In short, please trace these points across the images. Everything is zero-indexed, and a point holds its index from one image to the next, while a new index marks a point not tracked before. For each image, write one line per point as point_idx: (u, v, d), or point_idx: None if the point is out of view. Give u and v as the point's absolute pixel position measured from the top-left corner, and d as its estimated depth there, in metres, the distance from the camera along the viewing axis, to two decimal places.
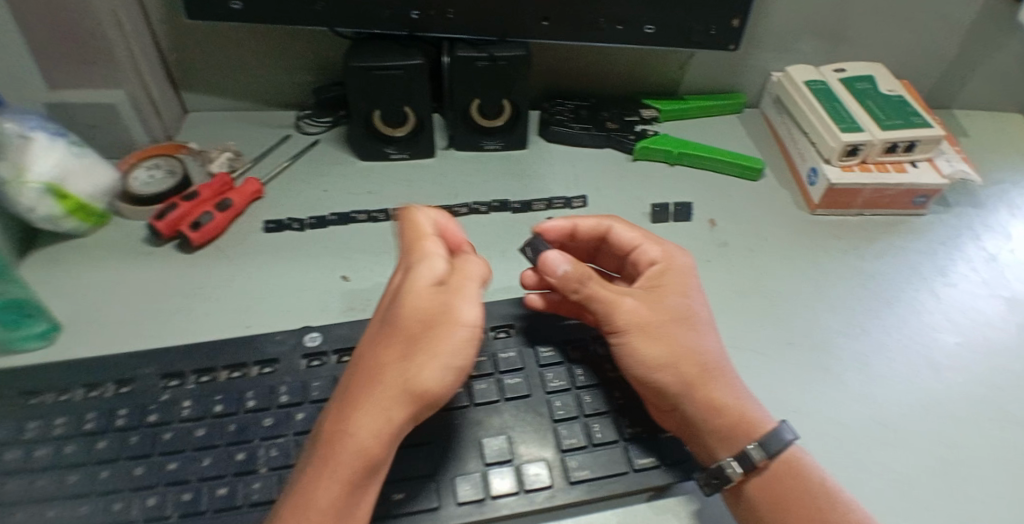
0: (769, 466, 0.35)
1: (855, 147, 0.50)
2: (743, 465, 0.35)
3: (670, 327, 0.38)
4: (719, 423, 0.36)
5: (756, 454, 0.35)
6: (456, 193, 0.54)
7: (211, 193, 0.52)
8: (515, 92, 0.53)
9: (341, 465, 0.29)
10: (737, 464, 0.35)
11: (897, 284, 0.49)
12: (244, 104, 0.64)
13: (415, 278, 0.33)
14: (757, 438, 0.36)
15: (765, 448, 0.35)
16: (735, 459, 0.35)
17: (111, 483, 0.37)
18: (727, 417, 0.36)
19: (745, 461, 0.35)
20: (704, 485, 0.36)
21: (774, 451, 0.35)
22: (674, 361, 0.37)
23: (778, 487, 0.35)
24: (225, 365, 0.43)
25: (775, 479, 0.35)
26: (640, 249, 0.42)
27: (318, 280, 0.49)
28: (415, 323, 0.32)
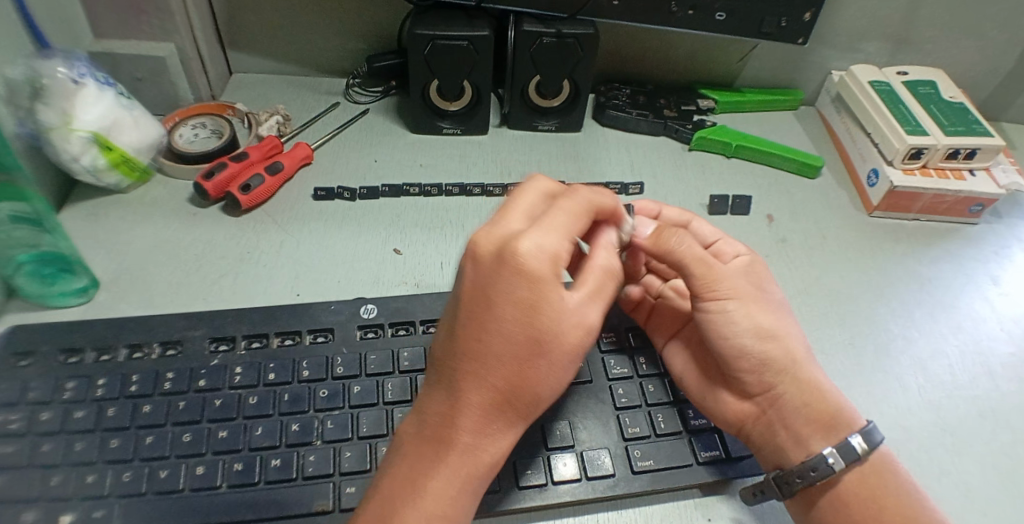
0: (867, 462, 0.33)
1: (919, 151, 0.49)
2: (846, 457, 0.33)
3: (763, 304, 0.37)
4: (811, 408, 0.35)
5: (861, 445, 0.33)
6: (509, 172, 0.53)
7: (260, 155, 0.51)
8: (578, 71, 0.52)
9: (469, 473, 0.31)
10: (839, 456, 0.33)
11: (952, 291, 0.49)
12: (289, 67, 0.62)
13: (539, 286, 0.30)
14: (859, 429, 0.34)
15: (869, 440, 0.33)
16: (837, 450, 0.33)
17: (156, 449, 0.35)
18: (817, 401, 0.35)
19: (848, 452, 0.33)
20: (795, 479, 0.33)
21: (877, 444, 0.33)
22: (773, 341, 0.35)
23: (878, 484, 0.33)
24: (278, 332, 0.41)
25: (870, 478, 0.33)
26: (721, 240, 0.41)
27: (371, 252, 0.47)
28: (541, 341, 0.30)
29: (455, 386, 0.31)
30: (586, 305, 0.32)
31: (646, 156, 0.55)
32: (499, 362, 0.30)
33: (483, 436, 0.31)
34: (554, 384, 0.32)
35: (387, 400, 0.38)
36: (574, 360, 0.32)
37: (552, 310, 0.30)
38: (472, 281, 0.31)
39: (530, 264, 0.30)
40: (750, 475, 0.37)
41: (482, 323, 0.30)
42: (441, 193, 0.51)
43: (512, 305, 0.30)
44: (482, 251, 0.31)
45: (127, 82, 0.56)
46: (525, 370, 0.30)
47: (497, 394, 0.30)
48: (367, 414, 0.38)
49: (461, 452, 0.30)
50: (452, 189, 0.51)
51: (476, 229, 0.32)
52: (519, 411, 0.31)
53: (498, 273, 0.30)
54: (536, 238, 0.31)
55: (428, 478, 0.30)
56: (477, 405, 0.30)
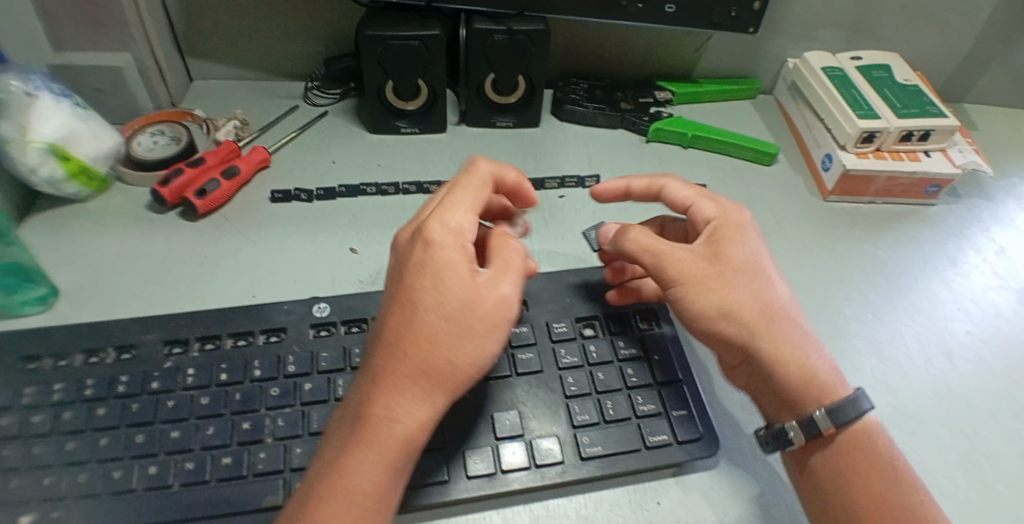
0: (841, 437, 0.34)
1: (871, 134, 0.50)
2: (805, 431, 0.34)
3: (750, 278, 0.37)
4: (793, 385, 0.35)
5: (822, 422, 0.34)
6: (468, 168, 0.54)
7: (217, 160, 0.50)
8: (531, 67, 0.53)
9: (385, 449, 0.30)
10: (799, 429, 0.35)
11: (909, 273, 0.50)
12: (250, 73, 0.63)
13: (441, 254, 0.32)
14: (824, 405, 0.35)
15: (833, 417, 0.34)
16: (797, 424, 0.35)
17: (111, 451, 0.35)
18: (800, 381, 0.35)
19: (809, 427, 0.34)
20: (765, 443, 0.36)
21: (845, 421, 0.34)
22: (729, 319, 0.35)
23: (840, 459, 0.34)
24: (231, 333, 0.41)
25: (841, 452, 0.34)
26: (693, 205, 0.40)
27: (327, 252, 0.47)
28: (451, 305, 0.31)
29: (373, 360, 0.32)
30: (494, 278, 0.33)
31: (604, 149, 0.55)
32: (406, 327, 0.31)
33: (394, 407, 0.30)
34: (465, 352, 0.31)
35: (338, 396, 0.38)
36: (495, 332, 0.32)
37: (456, 277, 0.32)
38: (400, 265, 0.35)
39: (435, 237, 0.33)
40: (697, 457, 0.37)
41: (398, 295, 0.32)
42: (398, 191, 0.51)
43: (419, 273, 0.32)
44: (403, 237, 0.35)
45: (87, 93, 0.56)
46: (430, 335, 0.31)
47: (405, 362, 0.31)
48: (318, 410, 0.38)
49: (373, 424, 0.30)
50: (410, 187, 0.51)
51: (405, 223, 0.37)
52: (431, 380, 0.31)
53: (416, 250, 0.34)
54: (446, 216, 0.34)
55: (348, 456, 0.30)
56: (387, 375, 0.31)
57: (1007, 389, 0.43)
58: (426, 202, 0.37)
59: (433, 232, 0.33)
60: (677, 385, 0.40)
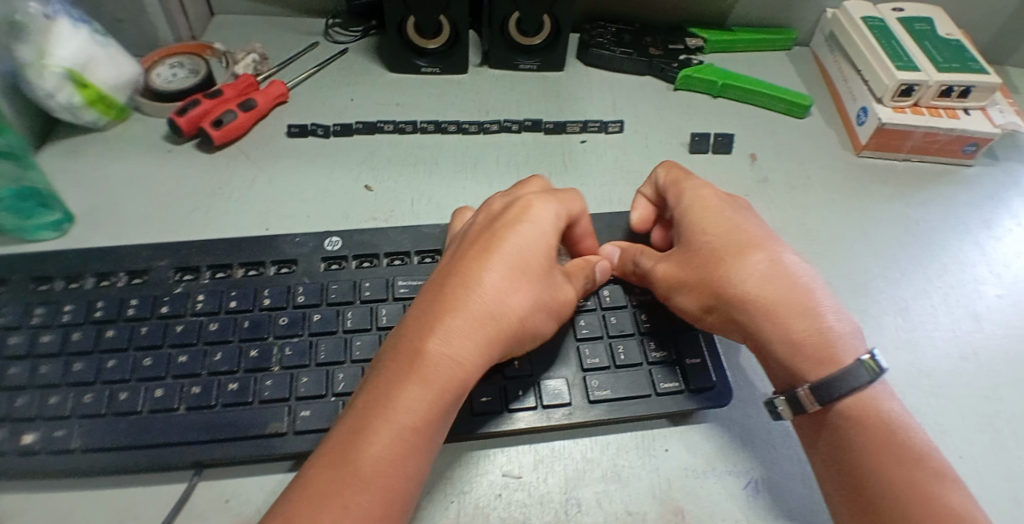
0: (836, 407, 0.33)
1: (908, 87, 0.47)
2: (793, 405, 0.34)
3: (742, 250, 0.37)
4: (798, 354, 0.34)
5: (806, 398, 0.33)
6: (488, 109, 0.52)
7: (235, 92, 0.50)
8: (557, 6, 0.51)
9: (441, 388, 0.30)
10: (787, 403, 0.34)
11: (940, 234, 0.48)
12: (268, 8, 0.60)
13: (536, 228, 0.35)
14: (812, 380, 0.33)
15: (819, 394, 0.32)
16: (785, 399, 0.34)
17: (118, 372, 0.36)
18: (803, 348, 0.34)
19: (795, 403, 0.34)
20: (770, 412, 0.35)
21: (835, 397, 0.32)
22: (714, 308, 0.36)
23: (837, 430, 0.32)
24: (243, 263, 0.41)
25: (837, 423, 0.32)
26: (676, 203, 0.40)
27: (342, 188, 0.47)
28: (533, 274, 0.34)
29: (442, 302, 0.32)
30: (563, 276, 0.37)
31: (629, 96, 0.53)
32: (493, 280, 0.33)
33: (458, 350, 0.31)
34: (530, 326, 0.34)
35: (347, 328, 0.38)
36: (552, 314, 0.36)
37: (546, 254, 0.35)
38: (478, 226, 0.36)
39: (537, 213, 0.36)
40: (710, 407, 0.37)
41: (486, 252, 0.34)
42: (416, 130, 0.50)
43: (514, 237, 0.34)
44: (496, 206, 0.37)
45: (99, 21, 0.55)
46: (512, 295, 0.33)
47: (484, 311, 0.32)
48: (326, 342, 0.38)
49: (435, 360, 0.30)
50: (427, 126, 0.50)
51: (491, 194, 0.39)
52: (497, 339, 0.32)
53: (505, 215, 0.36)
54: (543, 201, 0.37)
55: (405, 387, 0.29)
56: (461, 319, 0.32)
57: None
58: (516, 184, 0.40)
59: (537, 210, 0.36)
60: (692, 333, 0.39)
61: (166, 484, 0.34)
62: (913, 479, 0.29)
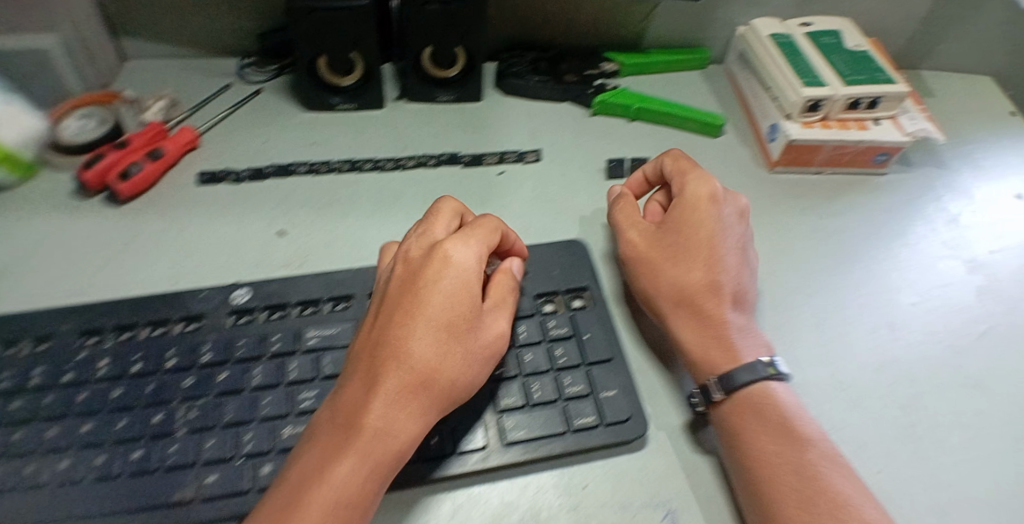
0: (740, 397, 0.37)
1: (816, 103, 0.48)
2: (706, 396, 0.37)
3: (683, 254, 0.42)
4: (702, 336, 0.39)
5: (714, 389, 0.37)
6: (406, 144, 0.52)
7: (143, 142, 0.49)
8: (471, 39, 0.50)
9: (380, 460, 0.31)
10: (700, 395, 0.38)
11: (856, 244, 0.48)
12: (182, 50, 0.59)
13: (458, 275, 0.35)
14: (720, 373, 0.38)
15: (724, 384, 0.37)
16: (698, 390, 0.38)
17: (22, 446, 0.34)
18: (710, 331, 0.39)
19: (706, 394, 0.37)
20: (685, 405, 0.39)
21: (737, 386, 0.37)
22: (681, 296, 0.40)
23: (739, 420, 0.36)
24: (148, 322, 0.40)
25: (740, 412, 0.36)
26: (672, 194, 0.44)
27: (253, 235, 0.46)
28: (459, 324, 0.34)
29: (373, 369, 0.32)
30: (494, 311, 0.37)
31: (548, 124, 0.53)
32: (420, 341, 0.33)
33: (393, 419, 0.31)
34: (468, 375, 0.34)
35: (252, 385, 0.37)
36: (491, 353, 0.35)
37: (471, 301, 0.35)
38: (398, 280, 0.36)
39: (456, 260, 0.35)
40: (626, 439, 0.37)
41: (409, 310, 0.34)
42: (331, 170, 0.50)
43: (434, 291, 0.34)
44: (412, 254, 0.37)
45: None
46: (441, 351, 0.33)
47: (412, 376, 0.32)
48: (232, 401, 0.37)
49: (370, 435, 0.31)
50: (342, 165, 0.50)
51: (408, 237, 0.38)
52: (433, 397, 0.33)
53: (424, 265, 0.35)
54: (460, 243, 0.36)
55: (336, 463, 0.30)
56: (393, 387, 0.32)
57: (950, 361, 0.42)
58: (428, 220, 0.39)
59: (457, 256, 0.35)
60: (608, 365, 0.39)
61: None
62: (803, 465, 0.33)
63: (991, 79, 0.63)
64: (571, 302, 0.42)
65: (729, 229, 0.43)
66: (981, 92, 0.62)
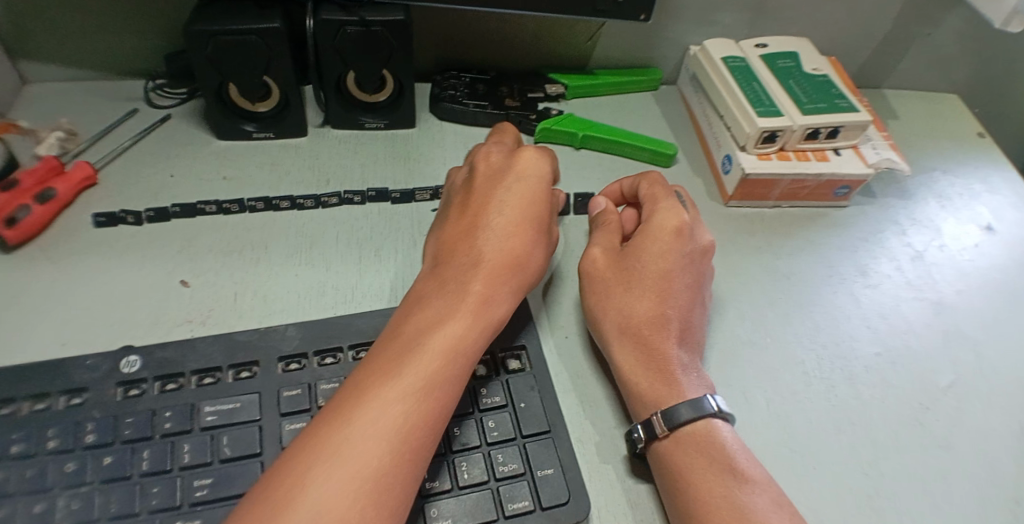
0: (685, 434, 0.33)
1: (772, 134, 0.44)
2: (649, 430, 0.33)
3: (640, 282, 0.39)
4: (643, 367, 0.36)
5: (658, 425, 0.33)
6: (328, 179, 0.48)
7: (34, 181, 0.44)
8: (396, 62, 0.46)
9: (481, 320, 0.33)
10: (642, 430, 0.34)
11: (813, 287, 0.45)
12: (89, 73, 0.54)
13: (536, 177, 0.40)
14: (665, 408, 0.34)
15: (668, 420, 0.33)
16: (641, 425, 0.34)
17: None
18: (654, 363, 0.36)
19: (649, 429, 0.33)
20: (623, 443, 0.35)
21: (680, 422, 0.33)
22: (626, 318, 0.37)
23: (682, 461, 0.32)
24: (28, 396, 0.34)
25: (682, 452, 0.32)
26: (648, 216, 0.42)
27: (151, 288, 0.41)
28: (541, 215, 0.39)
29: (466, 254, 0.36)
30: (554, 220, 0.42)
31: None
32: (507, 230, 0.37)
33: (497, 292, 0.34)
34: (542, 264, 0.38)
35: (143, 470, 0.32)
36: (553, 249, 0.40)
37: (543, 202, 0.40)
38: (480, 180, 0.40)
39: (535, 167, 0.40)
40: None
41: (496, 201, 0.38)
42: (244, 210, 0.45)
43: (518, 189, 0.39)
44: (487, 160, 0.41)
45: None
46: (525, 239, 0.37)
47: (507, 257, 0.36)
48: (117, 490, 0.31)
49: (476, 299, 0.34)
50: (256, 204, 0.45)
51: (478, 149, 0.42)
52: (520, 280, 0.36)
53: (504, 170, 0.40)
54: (536, 153, 0.41)
55: (447, 319, 0.32)
56: (488, 267, 0.35)
57: (915, 417, 0.39)
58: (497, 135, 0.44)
59: (534, 165, 0.40)
60: (548, 438, 0.34)
61: None
62: (752, 508, 0.30)
63: (957, 98, 0.60)
64: (508, 363, 0.37)
65: (696, 269, 0.40)
66: (946, 112, 0.59)
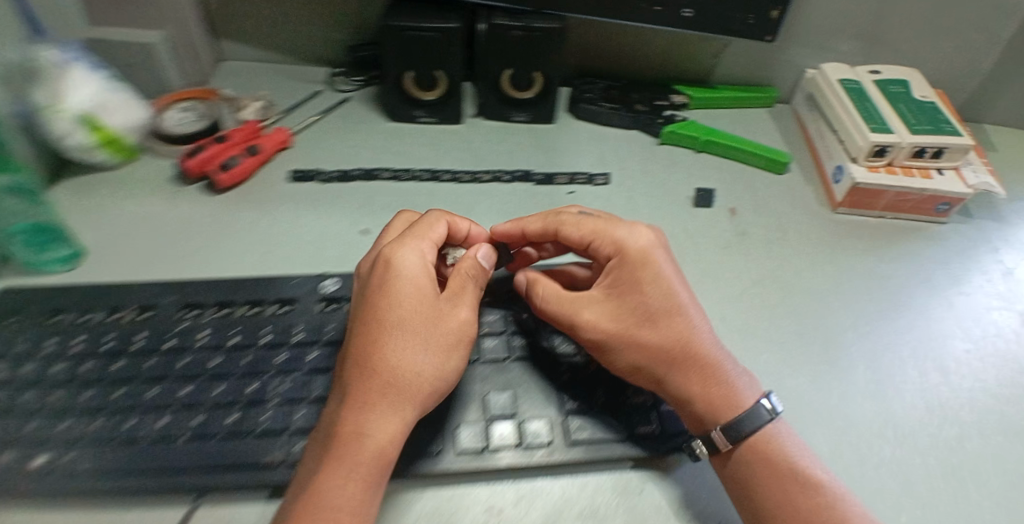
0: (746, 446, 0.35)
1: (883, 148, 0.49)
2: (710, 447, 0.36)
3: (656, 317, 0.37)
4: (706, 389, 0.36)
5: (720, 441, 0.35)
6: (480, 159, 0.55)
7: (241, 138, 0.52)
8: (549, 64, 0.53)
9: (363, 466, 0.31)
10: (703, 446, 0.36)
11: (907, 287, 0.49)
12: (277, 56, 0.63)
13: (405, 271, 0.37)
14: (722, 423, 0.35)
15: (730, 436, 0.35)
16: (701, 441, 0.36)
17: (126, 400, 0.38)
18: (711, 383, 0.36)
19: (709, 445, 0.35)
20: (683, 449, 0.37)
21: (741, 436, 0.34)
22: (651, 359, 0.36)
23: (747, 470, 0.34)
24: (245, 300, 0.43)
25: (745, 460, 0.34)
26: (591, 243, 0.40)
27: (339, 233, 0.49)
28: (426, 323, 0.35)
29: (346, 385, 0.34)
30: (457, 300, 0.37)
31: (617, 150, 0.56)
32: (393, 349, 0.34)
33: (367, 421, 0.32)
34: (439, 373, 0.35)
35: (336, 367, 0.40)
36: (458, 340, 0.36)
37: (430, 303, 0.36)
38: (369, 291, 0.37)
39: (400, 265, 0.37)
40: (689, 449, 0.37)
41: (374, 314, 0.35)
42: (412, 178, 0.53)
43: (388, 298, 0.36)
44: (362, 269, 0.39)
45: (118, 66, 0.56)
46: (404, 356, 0.34)
47: (393, 385, 0.33)
48: (314, 380, 0.39)
49: (346, 441, 0.32)
50: (423, 174, 0.53)
51: (360, 260, 0.40)
52: (409, 398, 0.34)
53: (379, 275, 0.37)
54: (401, 248, 0.38)
55: (324, 469, 0.31)
56: (367, 399, 0.33)
57: (997, 405, 0.42)
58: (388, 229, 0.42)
59: (402, 264, 0.37)
60: None
61: (161, 515, 0.35)
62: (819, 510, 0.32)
63: None
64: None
65: (668, 281, 0.38)
66: None
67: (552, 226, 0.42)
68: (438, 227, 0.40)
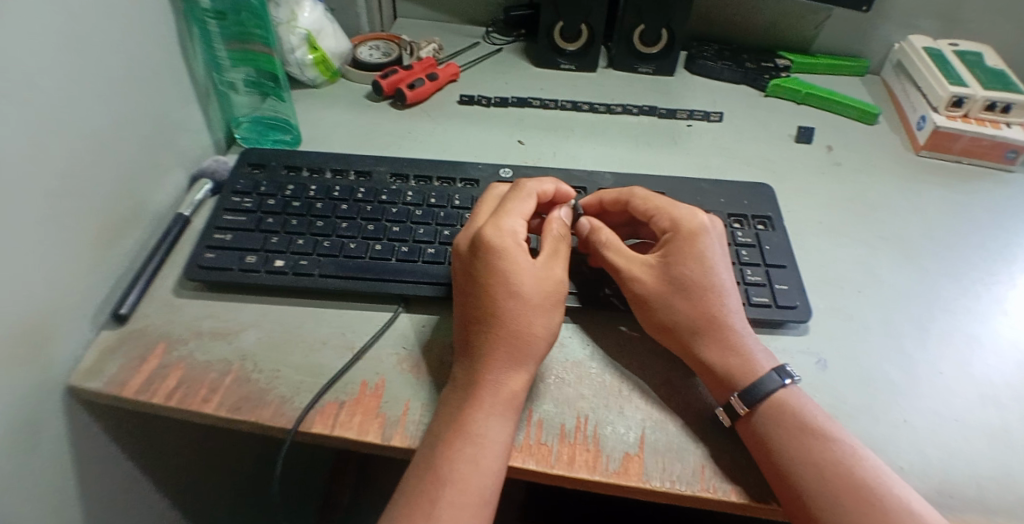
0: (763, 410, 0.38)
1: (959, 99, 0.58)
2: (732, 414, 0.39)
3: (692, 285, 0.42)
4: (727, 360, 0.40)
5: (738, 404, 0.39)
6: (612, 97, 0.66)
7: (421, 68, 0.65)
8: (674, 21, 0.65)
9: (502, 405, 0.38)
10: (725, 411, 0.39)
11: (978, 215, 0.56)
12: (441, 17, 0.77)
13: (509, 247, 0.41)
14: (743, 389, 0.39)
15: (746, 399, 0.38)
16: (723, 409, 0.39)
17: (349, 231, 0.49)
18: (732, 356, 0.40)
19: (731, 411, 0.39)
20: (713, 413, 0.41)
21: (757, 399, 0.38)
22: (682, 321, 0.42)
23: (764, 430, 0.38)
24: (439, 177, 0.54)
25: (763, 420, 0.38)
26: (652, 219, 0.46)
27: (502, 140, 0.60)
28: (533, 293, 0.40)
29: (472, 346, 0.40)
30: (551, 263, 0.43)
31: (727, 99, 0.66)
32: (511, 313, 0.39)
33: (501, 374, 0.39)
34: (548, 329, 0.40)
35: None
36: (559, 299, 0.41)
37: (531, 272, 0.41)
38: (471, 264, 0.42)
39: (498, 241, 0.41)
40: (794, 321, 0.45)
41: (483, 286, 0.40)
42: (557, 107, 0.64)
43: (496, 274, 0.40)
44: (462, 247, 0.43)
45: None
46: (519, 317, 0.40)
47: (514, 343, 0.39)
48: None
49: (486, 389, 0.38)
50: (566, 104, 0.64)
51: (457, 237, 0.45)
52: (525, 352, 0.39)
53: (477, 251, 0.42)
54: (496, 226, 0.42)
55: (470, 411, 0.37)
56: (495, 357, 0.39)
57: None
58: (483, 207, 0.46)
59: (500, 238, 0.42)
60: (789, 270, 0.48)
61: (376, 314, 0.47)
62: (826, 457, 0.36)
63: None
64: (756, 224, 0.51)
65: (714, 261, 0.43)
66: None
67: (624, 198, 0.48)
68: (525, 199, 0.45)
